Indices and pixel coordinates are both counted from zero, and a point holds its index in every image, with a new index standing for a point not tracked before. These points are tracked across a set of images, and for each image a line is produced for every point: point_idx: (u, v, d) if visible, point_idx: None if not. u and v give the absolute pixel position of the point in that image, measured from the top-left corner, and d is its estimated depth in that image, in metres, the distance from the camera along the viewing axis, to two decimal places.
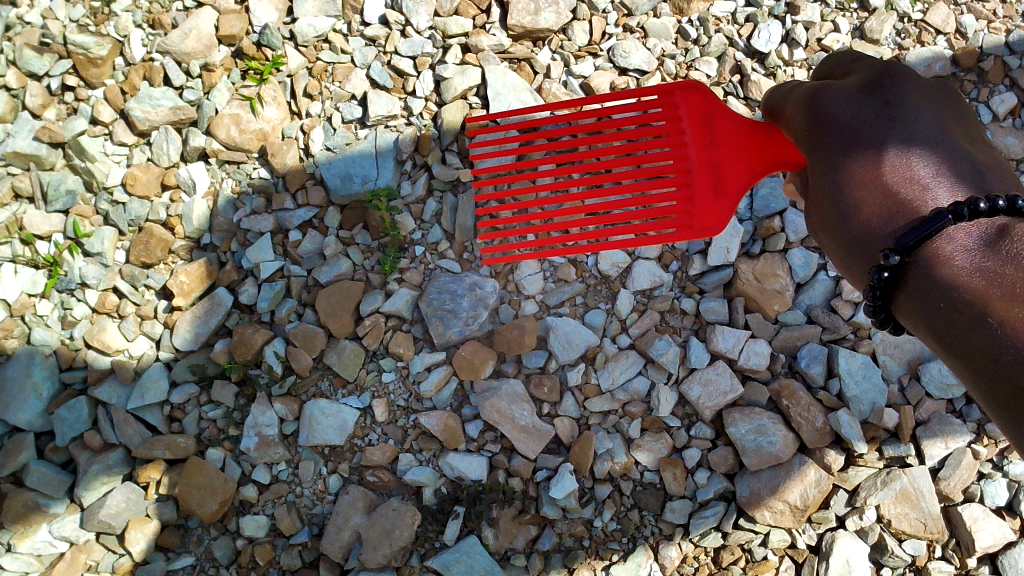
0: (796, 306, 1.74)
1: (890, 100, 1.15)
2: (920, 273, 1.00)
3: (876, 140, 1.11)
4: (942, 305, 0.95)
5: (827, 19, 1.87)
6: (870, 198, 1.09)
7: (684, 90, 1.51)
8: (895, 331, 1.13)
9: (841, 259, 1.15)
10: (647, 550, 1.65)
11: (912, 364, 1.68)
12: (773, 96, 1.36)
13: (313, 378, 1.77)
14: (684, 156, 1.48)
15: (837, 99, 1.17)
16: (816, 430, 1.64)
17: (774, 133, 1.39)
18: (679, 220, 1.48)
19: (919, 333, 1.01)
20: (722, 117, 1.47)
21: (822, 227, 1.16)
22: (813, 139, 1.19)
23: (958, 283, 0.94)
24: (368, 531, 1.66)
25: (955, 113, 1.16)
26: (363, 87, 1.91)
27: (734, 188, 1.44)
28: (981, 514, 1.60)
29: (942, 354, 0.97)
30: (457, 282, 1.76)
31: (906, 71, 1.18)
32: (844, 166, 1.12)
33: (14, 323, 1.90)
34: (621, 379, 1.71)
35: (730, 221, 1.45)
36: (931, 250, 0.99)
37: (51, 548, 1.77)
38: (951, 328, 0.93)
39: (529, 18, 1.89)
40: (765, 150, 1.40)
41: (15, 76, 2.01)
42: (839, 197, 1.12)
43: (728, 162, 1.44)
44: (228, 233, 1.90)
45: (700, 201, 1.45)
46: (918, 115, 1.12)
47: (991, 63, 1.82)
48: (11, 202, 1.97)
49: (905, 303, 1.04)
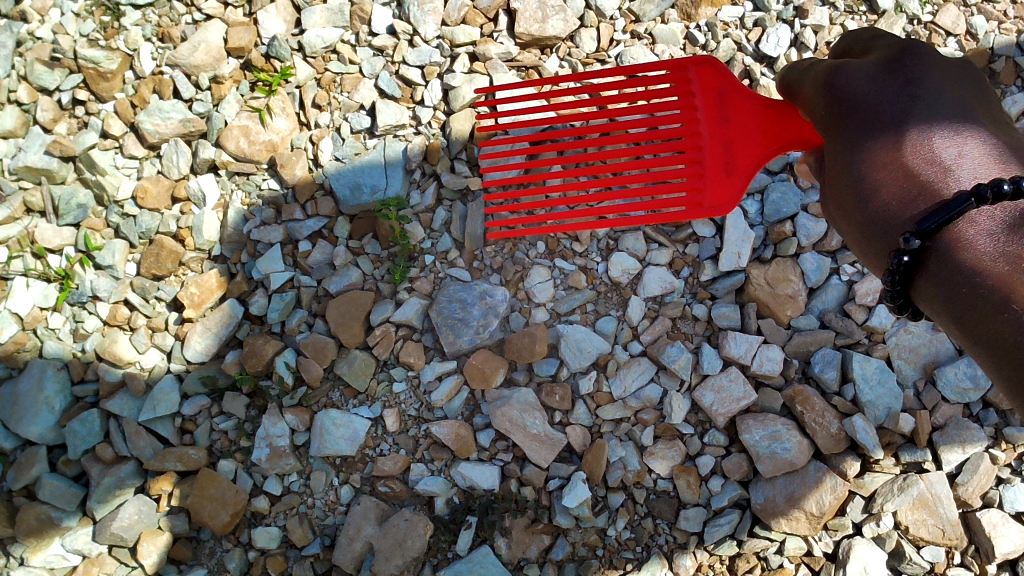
0: (809, 311, 1.73)
1: (911, 79, 1.12)
2: (941, 259, 0.98)
3: (897, 120, 1.09)
4: (964, 291, 0.94)
5: (835, 23, 1.86)
6: (890, 180, 1.07)
7: (698, 65, 1.47)
8: (913, 316, 1.11)
9: (859, 242, 1.13)
10: (661, 560, 1.64)
11: (928, 368, 1.67)
12: (788, 75, 1.30)
13: (324, 389, 1.77)
14: (695, 133, 1.45)
15: (857, 78, 1.14)
16: (831, 436, 1.62)
17: (789, 112, 1.35)
18: (689, 198, 1.44)
19: (939, 318, 1.01)
20: (735, 93, 1.43)
21: (839, 209, 1.14)
22: (832, 120, 1.16)
23: (980, 270, 0.93)
24: (381, 541, 1.66)
25: (978, 93, 1.14)
26: (372, 96, 1.92)
27: (745, 166, 1.40)
28: (1000, 519, 1.58)
29: (962, 342, 0.96)
30: (467, 291, 1.76)
31: (927, 49, 1.15)
32: (863, 147, 1.10)
33: (27, 336, 1.91)
34: (633, 387, 1.70)
35: (741, 199, 1.41)
36: (953, 234, 0.98)
37: (64, 562, 1.78)
38: (973, 314, 0.92)
39: (537, 26, 1.89)
40: (778, 130, 1.36)
41: (26, 91, 2.03)
42: (858, 178, 1.10)
43: (741, 139, 1.40)
44: (239, 244, 1.90)
45: (710, 177, 1.42)
46: (939, 95, 1.10)
47: (1003, 64, 1.81)
48: (23, 216, 1.99)
49: (924, 289, 1.02)
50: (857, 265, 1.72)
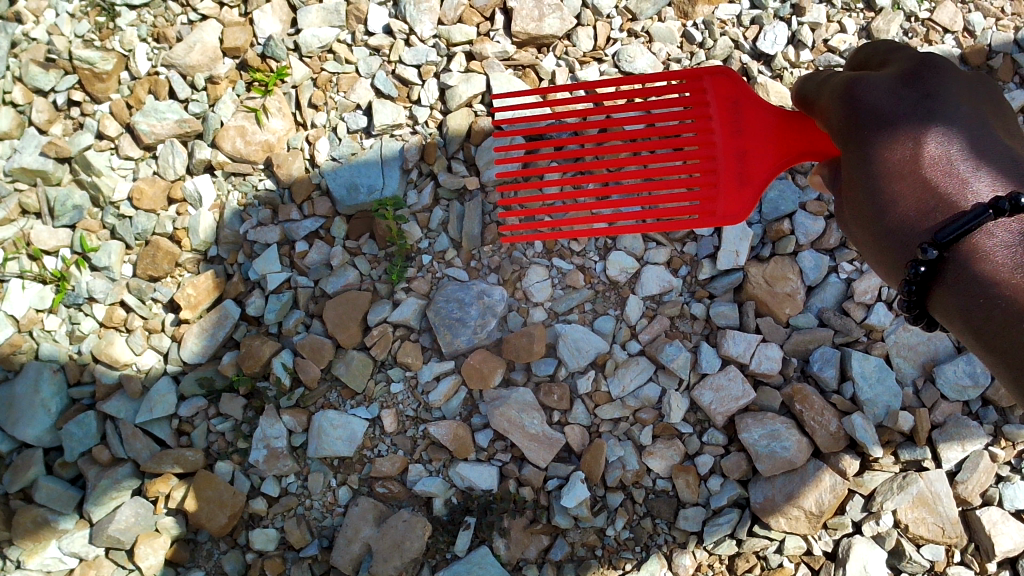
0: (808, 309, 1.72)
1: (929, 91, 1.09)
2: (959, 270, 0.97)
3: (914, 132, 1.07)
4: (982, 302, 0.93)
5: (833, 20, 1.86)
6: (906, 191, 1.04)
7: (714, 76, 1.44)
8: (929, 326, 1.09)
9: (875, 253, 1.11)
10: (661, 559, 1.63)
11: (927, 366, 1.66)
12: (804, 87, 1.28)
13: (322, 389, 1.76)
14: (710, 143, 1.41)
15: (875, 89, 1.12)
16: (830, 434, 1.62)
17: (804, 122, 1.34)
18: (701, 208, 1.43)
19: (956, 329, 0.99)
20: (751, 104, 1.40)
21: (855, 221, 1.12)
22: (847, 130, 1.14)
23: (998, 281, 0.92)
24: (379, 542, 1.65)
25: (993, 107, 1.12)
26: (368, 96, 1.91)
27: (757, 176, 1.39)
28: (1000, 517, 1.57)
29: (981, 354, 0.95)
30: (464, 291, 1.75)
31: (944, 62, 1.13)
32: (879, 156, 1.08)
33: (23, 338, 1.90)
34: (631, 386, 1.69)
35: (753, 209, 1.39)
36: (970, 246, 0.96)
37: (61, 564, 1.77)
38: (993, 326, 0.91)
39: (533, 25, 1.89)
40: (794, 140, 1.34)
41: (21, 92, 2.02)
42: (874, 190, 1.08)
43: (755, 149, 1.38)
44: (235, 246, 1.89)
45: (724, 188, 1.39)
46: (956, 109, 1.08)
47: (1000, 61, 1.81)
48: (18, 218, 1.98)
49: (940, 300, 1.01)
50: (856, 264, 1.72)
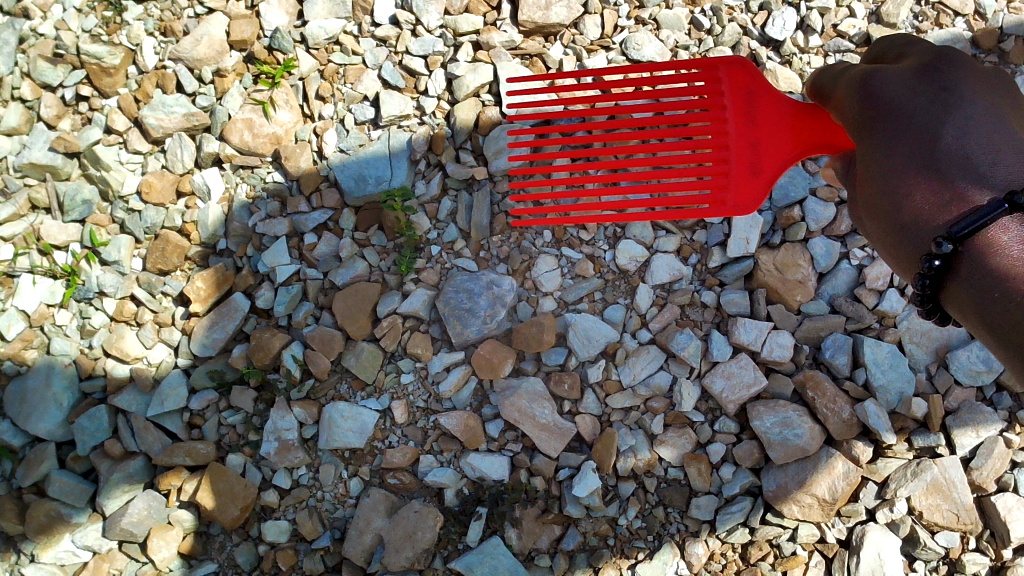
0: (819, 296, 1.71)
1: (946, 84, 1.08)
2: (974, 262, 0.95)
3: (930, 125, 1.05)
4: (997, 296, 0.92)
5: (842, 5, 1.85)
6: (921, 184, 1.03)
7: (729, 65, 1.44)
8: (942, 321, 1.08)
9: (889, 247, 1.10)
10: (673, 548, 1.63)
11: (940, 352, 1.66)
12: (820, 79, 1.27)
13: (332, 381, 1.76)
14: (723, 132, 1.40)
15: (890, 83, 1.11)
16: (843, 421, 1.61)
17: (819, 114, 1.33)
18: (711, 195, 1.40)
19: (970, 323, 0.98)
20: (764, 94, 1.40)
21: (870, 214, 1.11)
22: (864, 123, 1.13)
23: (1012, 276, 0.91)
24: (390, 533, 1.65)
25: (1011, 101, 1.11)
26: (375, 87, 1.90)
27: (770, 167, 1.38)
28: (1016, 504, 1.56)
29: (993, 348, 0.94)
30: (474, 281, 1.75)
31: (961, 55, 1.12)
32: (894, 150, 1.07)
33: (34, 333, 1.91)
34: (642, 374, 1.69)
35: (764, 201, 1.38)
36: (986, 239, 0.95)
37: (74, 557, 1.78)
38: (1008, 319, 0.90)
39: (540, 14, 1.88)
40: (809, 131, 1.33)
41: (30, 87, 2.02)
42: (889, 183, 1.07)
43: (769, 139, 1.37)
44: (244, 238, 1.89)
45: (735, 177, 1.38)
46: (974, 102, 1.06)
47: (1012, 44, 1.79)
48: (28, 214, 1.99)
49: (954, 294, 1.00)
50: (867, 250, 1.70)
